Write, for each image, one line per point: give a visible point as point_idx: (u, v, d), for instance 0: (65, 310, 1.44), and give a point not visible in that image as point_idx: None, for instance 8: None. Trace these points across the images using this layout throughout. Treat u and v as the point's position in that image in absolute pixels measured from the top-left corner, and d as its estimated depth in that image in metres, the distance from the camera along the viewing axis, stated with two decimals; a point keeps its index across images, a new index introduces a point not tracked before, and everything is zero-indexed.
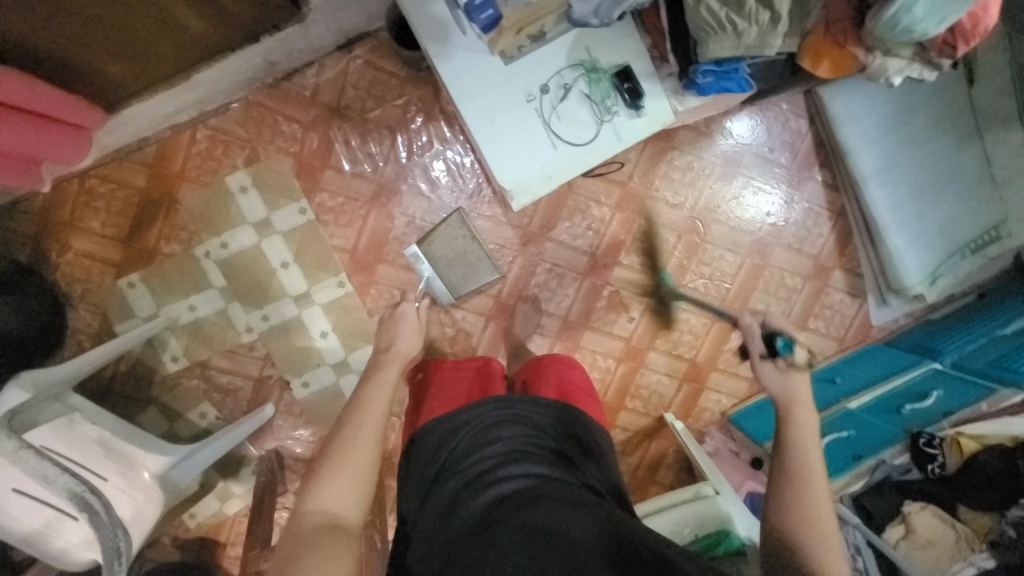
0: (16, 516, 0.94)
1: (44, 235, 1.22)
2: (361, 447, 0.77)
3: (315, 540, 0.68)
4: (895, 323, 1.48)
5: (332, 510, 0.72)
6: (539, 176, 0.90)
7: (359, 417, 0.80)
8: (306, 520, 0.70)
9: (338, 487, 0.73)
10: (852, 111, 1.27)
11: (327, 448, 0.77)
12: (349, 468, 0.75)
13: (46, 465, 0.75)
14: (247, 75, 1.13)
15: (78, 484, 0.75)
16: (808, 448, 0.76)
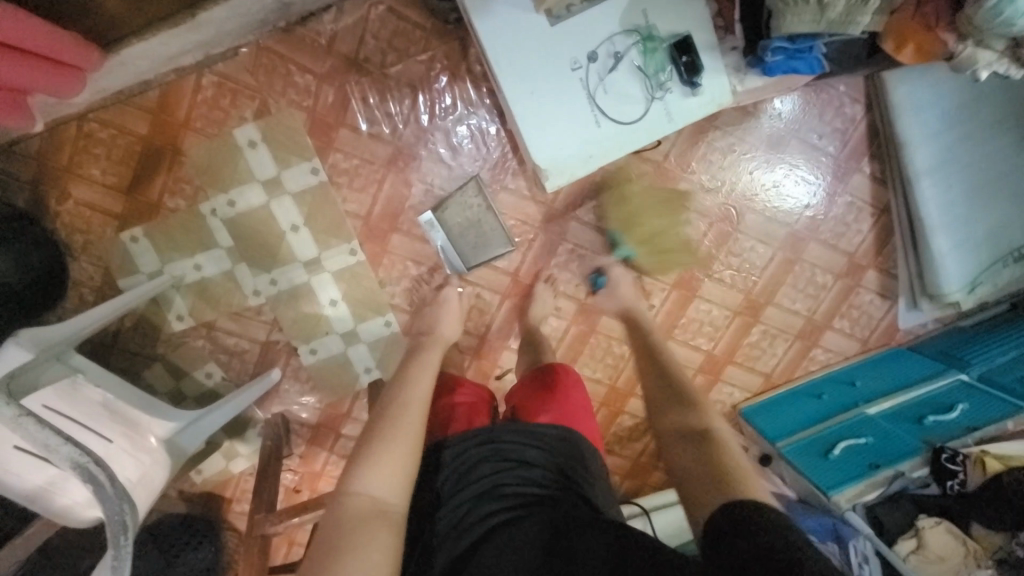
0: (21, 472, 0.95)
1: (41, 181, 1.15)
2: (401, 437, 0.75)
3: (361, 528, 0.66)
4: (922, 327, 1.42)
5: (377, 498, 0.69)
6: (579, 156, 0.82)
7: (398, 409, 0.80)
8: (347, 505, 0.68)
9: (383, 472, 0.71)
10: (916, 99, 1.14)
11: (369, 435, 0.76)
12: (393, 456, 0.73)
13: (46, 434, 0.72)
14: (257, 16, 1.02)
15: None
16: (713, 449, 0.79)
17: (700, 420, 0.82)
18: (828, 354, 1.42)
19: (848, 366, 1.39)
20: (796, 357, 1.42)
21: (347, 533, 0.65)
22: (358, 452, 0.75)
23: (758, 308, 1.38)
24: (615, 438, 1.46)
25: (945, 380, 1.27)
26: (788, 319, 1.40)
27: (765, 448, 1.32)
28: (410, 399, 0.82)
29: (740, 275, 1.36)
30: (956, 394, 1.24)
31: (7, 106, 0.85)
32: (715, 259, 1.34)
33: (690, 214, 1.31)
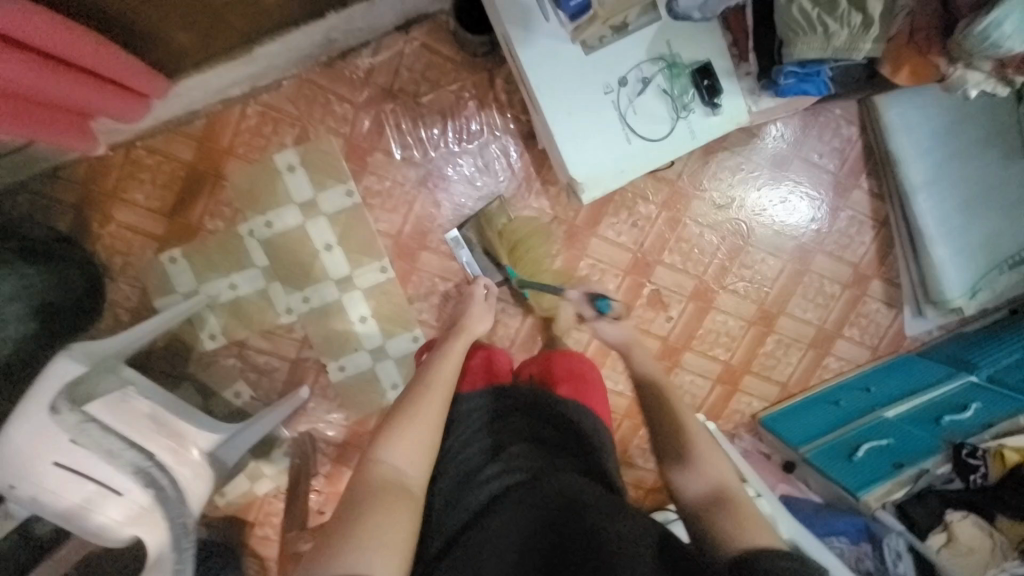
0: (56, 490, 0.84)
1: (85, 205, 1.20)
2: (425, 415, 0.76)
3: (381, 498, 0.67)
4: (928, 334, 1.48)
5: (400, 471, 0.71)
6: (612, 171, 0.89)
7: (423, 388, 0.80)
8: (369, 474, 0.70)
9: (406, 446, 0.73)
10: (906, 120, 1.25)
11: (395, 412, 0.77)
12: (416, 433, 0.74)
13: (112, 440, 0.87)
14: (304, 52, 1.10)
15: (144, 460, 0.90)
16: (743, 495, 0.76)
17: (714, 477, 0.78)
18: (840, 362, 1.47)
19: (860, 373, 1.44)
20: (810, 365, 1.46)
21: (368, 501, 0.67)
22: (385, 424, 0.76)
23: (771, 318, 1.44)
24: (639, 451, 1.47)
25: (956, 382, 1.31)
26: (800, 328, 1.45)
27: (789, 456, 1.34)
28: (435, 378, 0.82)
29: (753, 286, 1.42)
30: (968, 395, 1.28)
31: (66, 126, 0.89)
32: (728, 272, 1.41)
33: (703, 229, 1.38)
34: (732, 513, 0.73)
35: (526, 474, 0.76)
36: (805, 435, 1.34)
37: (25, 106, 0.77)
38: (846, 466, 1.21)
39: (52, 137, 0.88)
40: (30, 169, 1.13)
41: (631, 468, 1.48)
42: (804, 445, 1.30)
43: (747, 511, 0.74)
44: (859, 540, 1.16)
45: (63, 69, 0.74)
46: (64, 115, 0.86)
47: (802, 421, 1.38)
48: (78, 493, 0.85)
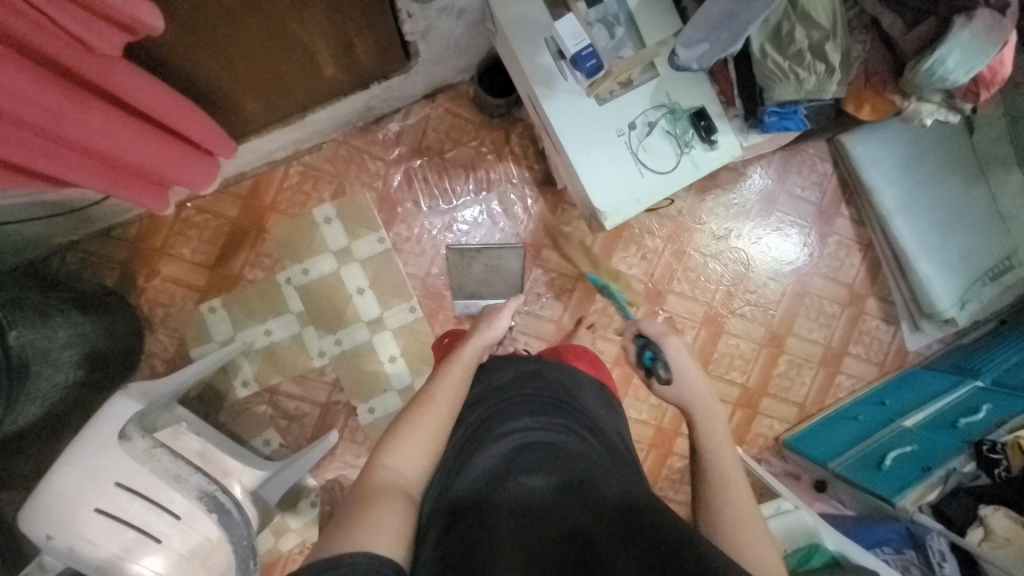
0: (95, 539, 0.84)
1: (133, 262, 1.28)
2: (433, 414, 0.73)
3: (378, 497, 0.64)
4: (929, 348, 1.56)
5: (400, 476, 0.68)
6: (630, 200, 1.01)
7: (431, 389, 0.77)
8: (375, 477, 0.67)
9: (408, 451, 0.70)
10: (872, 154, 1.42)
11: (402, 414, 0.74)
12: (419, 437, 0.71)
13: (179, 465, 0.91)
14: (346, 118, 1.25)
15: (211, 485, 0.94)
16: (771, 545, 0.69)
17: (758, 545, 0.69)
18: (851, 379, 1.53)
19: (872, 389, 1.50)
20: (823, 384, 1.52)
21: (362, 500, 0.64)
22: (393, 426, 0.74)
23: (780, 340, 1.52)
24: (669, 482, 1.46)
25: (965, 387, 1.36)
26: (808, 348, 1.52)
27: (819, 474, 1.36)
28: (446, 379, 0.78)
29: (759, 309, 1.52)
30: (979, 398, 1.32)
31: (151, 195, 0.94)
32: (734, 297, 1.51)
33: (707, 259, 1.50)
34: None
35: (535, 445, 0.68)
36: (832, 450, 1.36)
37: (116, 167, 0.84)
38: (877, 475, 1.23)
39: (132, 202, 0.93)
40: (87, 230, 1.22)
41: (663, 500, 1.46)
42: (831, 461, 1.32)
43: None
44: (902, 547, 1.18)
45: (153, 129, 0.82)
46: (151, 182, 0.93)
47: (827, 437, 1.41)
48: (118, 543, 0.85)
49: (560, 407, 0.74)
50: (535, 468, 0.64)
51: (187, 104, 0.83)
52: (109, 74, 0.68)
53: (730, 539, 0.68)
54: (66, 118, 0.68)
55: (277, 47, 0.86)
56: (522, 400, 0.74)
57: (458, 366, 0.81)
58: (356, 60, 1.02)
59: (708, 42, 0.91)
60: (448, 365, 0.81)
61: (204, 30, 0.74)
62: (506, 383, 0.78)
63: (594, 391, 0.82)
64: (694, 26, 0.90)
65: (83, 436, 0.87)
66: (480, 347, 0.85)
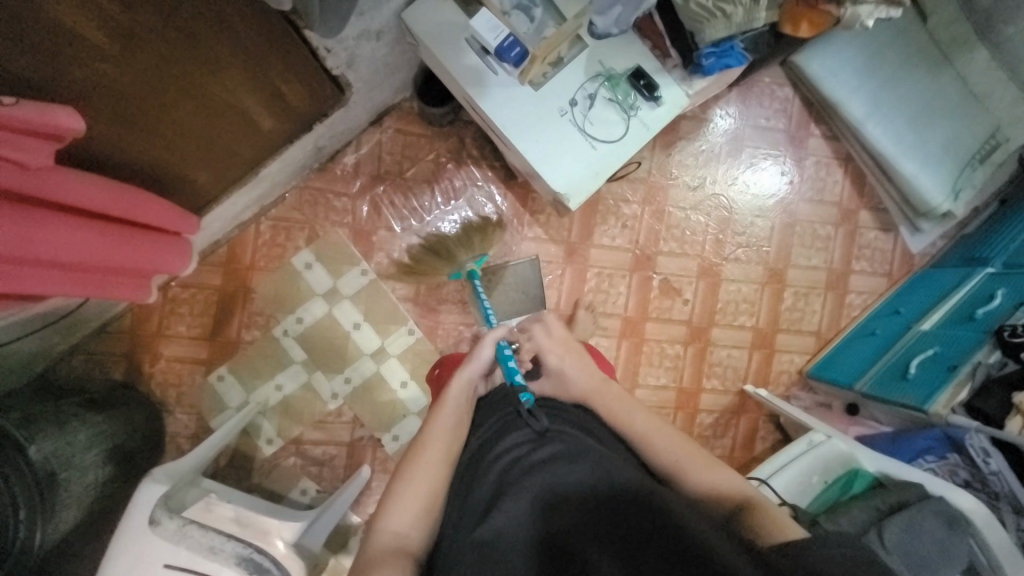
0: None
1: (135, 351, 1.31)
2: (430, 462, 0.78)
3: (383, 558, 0.67)
4: (933, 246, 1.53)
5: (401, 531, 0.72)
6: (589, 174, 1.00)
7: (425, 435, 0.82)
8: (374, 542, 0.71)
9: (404, 508, 0.74)
10: (829, 67, 1.39)
11: (399, 467, 0.79)
12: (415, 487, 0.76)
13: (211, 536, 0.91)
14: (300, 163, 1.26)
15: (245, 548, 0.92)
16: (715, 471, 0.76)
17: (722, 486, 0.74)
18: (861, 296, 1.51)
19: (884, 302, 1.47)
20: (834, 308, 1.50)
21: (366, 563, 0.67)
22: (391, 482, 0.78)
23: (781, 274, 1.49)
24: (703, 439, 1.45)
25: (976, 278, 1.32)
26: (811, 275, 1.50)
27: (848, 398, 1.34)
28: (434, 428, 0.82)
29: (752, 249, 1.49)
30: (994, 285, 1.28)
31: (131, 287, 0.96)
32: (725, 243, 1.49)
33: (688, 212, 1.48)
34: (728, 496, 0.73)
35: (533, 457, 0.70)
36: (853, 372, 1.34)
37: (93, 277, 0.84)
38: (902, 386, 1.21)
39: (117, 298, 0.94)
40: (84, 332, 1.24)
41: None
42: (857, 382, 1.30)
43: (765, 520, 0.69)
44: (945, 453, 1.13)
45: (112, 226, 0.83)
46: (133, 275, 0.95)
47: (845, 361, 1.39)
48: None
49: (540, 414, 0.78)
50: (531, 475, 0.66)
51: (135, 192, 0.85)
52: (51, 186, 0.70)
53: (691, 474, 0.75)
54: (28, 240, 0.69)
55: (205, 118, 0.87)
56: (511, 422, 0.79)
57: (449, 404, 0.85)
58: (290, 106, 1.02)
59: (621, 3, 0.90)
60: (439, 406, 0.85)
61: (131, 119, 0.76)
62: (497, 413, 0.84)
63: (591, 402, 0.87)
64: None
65: (122, 529, 0.91)
66: (468, 382, 0.88)
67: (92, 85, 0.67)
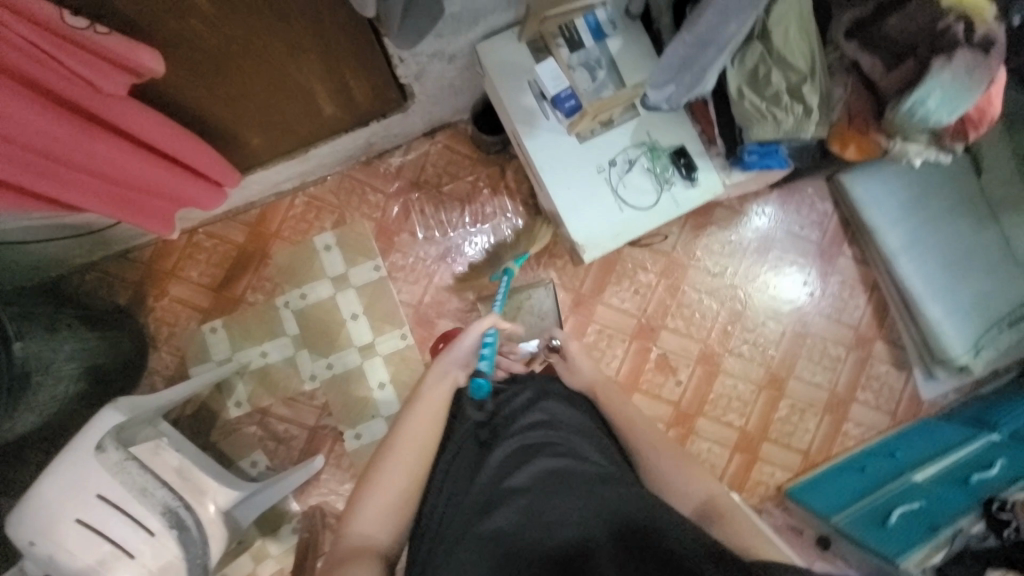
0: (73, 549, 0.90)
1: (144, 282, 1.35)
2: (401, 468, 0.81)
3: (347, 561, 0.73)
4: (945, 398, 1.48)
5: (371, 532, 0.78)
6: (609, 233, 1.03)
7: (392, 444, 0.83)
8: (342, 542, 0.77)
9: (371, 513, 0.79)
10: (873, 194, 1.40)
11: (369, 470, 0.82)
12: (384, 493, 0.80)
13: (146, 477, 0.94)
14: (348, 152, 1.33)
15: (174, 500, 0.95)
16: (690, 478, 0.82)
17: (700, 494, 0.81)
18: (860, 428, 1.46)
19: (883, 440, 1.42)
20: (829, 432, 1.45)
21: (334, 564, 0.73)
22: (358, 486, 0.82)
23: (781, 382, 1.46)
24: None
25: (977, 442, 1.30)
26: (812, 392, 1.46)
27: (822, 529, 1.28)
28: (405, 436, 0.84)
29: (758, 349, 1.47)
30: (994, 453, 1.26)
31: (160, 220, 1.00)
32: (731, 335, 1.47)
33: (702, 295, 1.47)
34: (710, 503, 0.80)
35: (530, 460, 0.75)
36: (836, 503, 1.29)
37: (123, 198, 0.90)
38: (885, 533, 1.15)
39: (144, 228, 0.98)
40: (105, 251, 1.30)
41: None
42: (836, 514, 1.24)
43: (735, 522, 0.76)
44: None
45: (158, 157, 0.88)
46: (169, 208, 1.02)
47: (833, 488, 1.33)
48: (92, 554, 0.90)
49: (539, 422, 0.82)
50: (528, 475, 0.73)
51: (192, 137, 0.91)
52: (113, 110, 0.75)
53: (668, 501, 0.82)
54: (72, 145, 0.75)
55: (285, 88, 0.95)
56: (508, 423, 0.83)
57: (423, 407, 0.86)
58: (354, 100, 1.09)
59: (675, 84, 0.92)
60: (410, 411, 0.86)
61: (209, 74, 0.82)
62: (471, 429, 0.85)
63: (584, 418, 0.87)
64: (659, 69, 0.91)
65: (71, 446, 0.92)
66: (448, 384, 0.89)
67: (177, 42, 0.74)
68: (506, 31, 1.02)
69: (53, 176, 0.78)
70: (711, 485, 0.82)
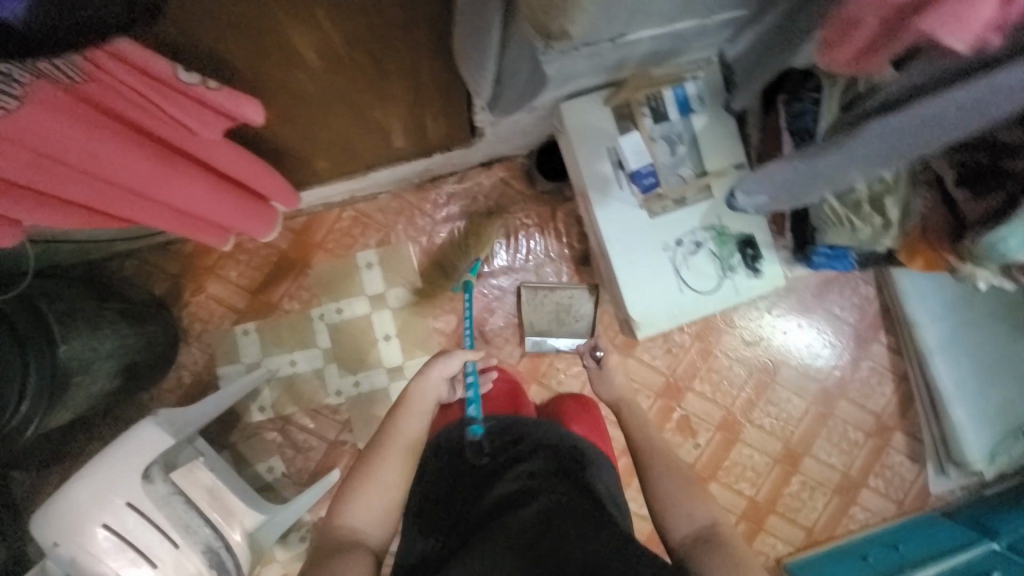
0: (97, 553, 0.87)
1: (182, 276, 1.34)
2: (391, 463, 0.82)
3: (341, 553, 0.73)
4: (952, 494, 1.50)
5: (356, 527, 0.77)
6: (666, 313, 1.02)
7: (384, 438, 0.84)
8: (330, 533, 0.76)
9: (362, 506, 0.78)
10: (919, 288, 1.39)
11: (357, 468, 0.82)
12: (373, 488, 0.80)
13: (191, 515, 0.95)
14: (404, 176, 1.31)
15: (216, 540, 0.96)
16: (694, 502, 0.82)
17: (703, 519, 0.80)
18: (866, 513, 1.48)
19: (887, 529, 1.44)
20: (835, 512, 1.47)
21: (324, 555, 0.73)
22: (347, 481, 0.82)
23: (796, 458, 1.47)
24: None
25: (976, 548, 1.30)
26: (825, 472, 1.48)
27: None
28: (400, 432, 0.85)
29: (779, 423, 1.48)
30: (989, 563, 1.26)
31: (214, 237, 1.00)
32: (755, 406, 1.48)
33: (733, 362, 1.47)
34: (709, 530, 0.78)
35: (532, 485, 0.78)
36: None
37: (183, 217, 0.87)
38: None
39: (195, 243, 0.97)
40: (147, 242, 1.29)
41: None
42: None
43: (734, 552, 0.74)
44: None
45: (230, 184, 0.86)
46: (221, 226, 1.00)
47: (829, 573, 1.33)
48: (118, 560, 0.88)
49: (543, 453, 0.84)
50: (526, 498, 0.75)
51: (265, 167, 0.89)
52: (202, 150, 0.73)
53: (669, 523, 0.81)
54: (156, 181, 0.72)
55: (363, 129, 0.94)
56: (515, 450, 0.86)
57: (414, 408, 0.89)
58: (425, 138, 1.07)
59: (769, 196, 0.78)
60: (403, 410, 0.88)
61: (298, 117, 0.81)
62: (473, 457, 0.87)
63: (590, 463, 0.88)
64: (760, 178, 0.76)
65: (103, 455, 0.91)
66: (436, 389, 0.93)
67: (275, 88, 0.71)
68: (592, 95, 0.99)
69: (127, 201, 0.75)
70: (718, 515, 0.80)
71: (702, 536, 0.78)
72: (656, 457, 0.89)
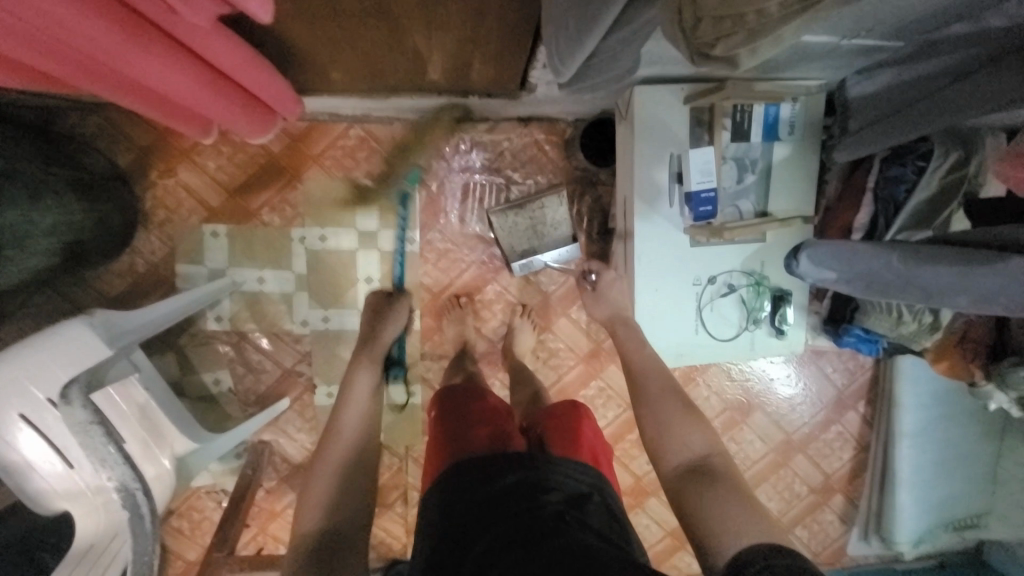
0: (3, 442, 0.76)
1: (152, 152, 1.17)
2: (332, 451, 0.85)
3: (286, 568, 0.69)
4: (865, 559, 1.57)
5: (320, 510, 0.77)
6: (672, 351, 0.94)
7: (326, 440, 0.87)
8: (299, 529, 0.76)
9: (313, 499, 0.78)
10: (915, 372, 1.35)
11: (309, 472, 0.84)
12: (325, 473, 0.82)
13: (109, 449, 0.80)
14: (431, 108, 1.12)
15: (133, 480, 0.83)
16: (688, 428, 0.76)
17: (698, 447, 0.73)
18: None
19: None
20: None
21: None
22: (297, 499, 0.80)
23: None
24: None
25: None
26: None
27: None
28: (338, 433, 0.88)
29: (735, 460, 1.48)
30: None
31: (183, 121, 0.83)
32: None
33: (710, 394, 1.45)
34: (702, 452, 0.73)
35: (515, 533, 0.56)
36: None
37: (143, 94, 0.70)
38: None
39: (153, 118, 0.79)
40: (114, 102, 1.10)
41: None
42: None
43: (728, 481, 0.68)
44: None
45: (216, 78, 0.69)
46: (193, 115, 0.83)
47: None
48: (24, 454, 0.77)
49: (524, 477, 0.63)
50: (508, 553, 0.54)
51: (264, 65, 0.72)
52: (184, 32, 0.57)
53: (658, 445, 0.75)
54: (113, 54, 0.55)
55: (393, 47, 0.75)
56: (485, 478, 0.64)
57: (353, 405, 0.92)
58: (466, 78, 0.90)
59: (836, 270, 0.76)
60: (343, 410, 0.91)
61: (313, 12, 0.62)
62: (444, 504, 0.64)
63: (579, 478, 0.67)
64: (836, 253, 0.75)
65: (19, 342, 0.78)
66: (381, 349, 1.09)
67: None
68: (675, 87, 0.84)
69: (69, 61, 0.58)
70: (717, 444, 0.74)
71: (696, 463, 0.71)
72: (651, 398, 0.81)
